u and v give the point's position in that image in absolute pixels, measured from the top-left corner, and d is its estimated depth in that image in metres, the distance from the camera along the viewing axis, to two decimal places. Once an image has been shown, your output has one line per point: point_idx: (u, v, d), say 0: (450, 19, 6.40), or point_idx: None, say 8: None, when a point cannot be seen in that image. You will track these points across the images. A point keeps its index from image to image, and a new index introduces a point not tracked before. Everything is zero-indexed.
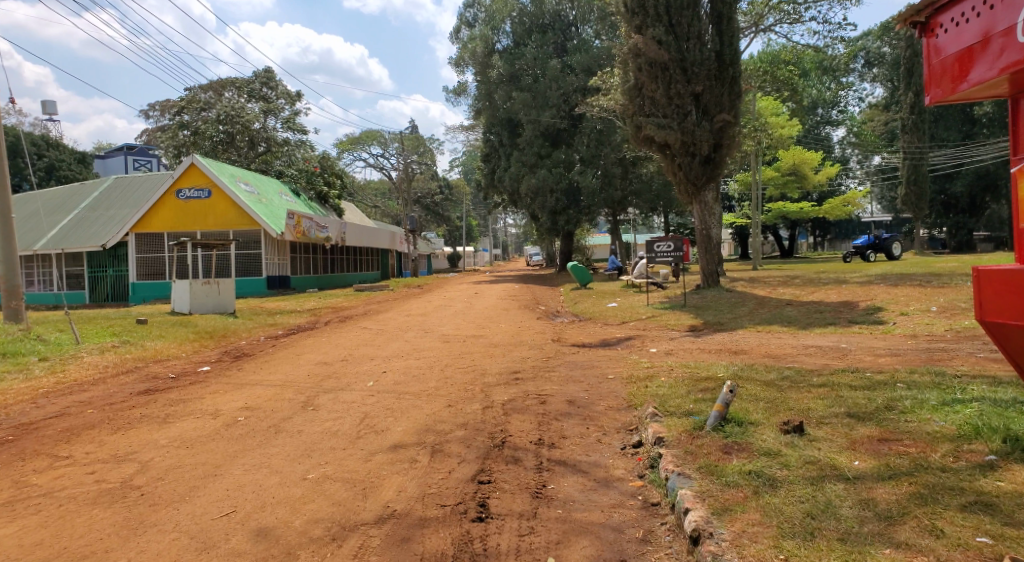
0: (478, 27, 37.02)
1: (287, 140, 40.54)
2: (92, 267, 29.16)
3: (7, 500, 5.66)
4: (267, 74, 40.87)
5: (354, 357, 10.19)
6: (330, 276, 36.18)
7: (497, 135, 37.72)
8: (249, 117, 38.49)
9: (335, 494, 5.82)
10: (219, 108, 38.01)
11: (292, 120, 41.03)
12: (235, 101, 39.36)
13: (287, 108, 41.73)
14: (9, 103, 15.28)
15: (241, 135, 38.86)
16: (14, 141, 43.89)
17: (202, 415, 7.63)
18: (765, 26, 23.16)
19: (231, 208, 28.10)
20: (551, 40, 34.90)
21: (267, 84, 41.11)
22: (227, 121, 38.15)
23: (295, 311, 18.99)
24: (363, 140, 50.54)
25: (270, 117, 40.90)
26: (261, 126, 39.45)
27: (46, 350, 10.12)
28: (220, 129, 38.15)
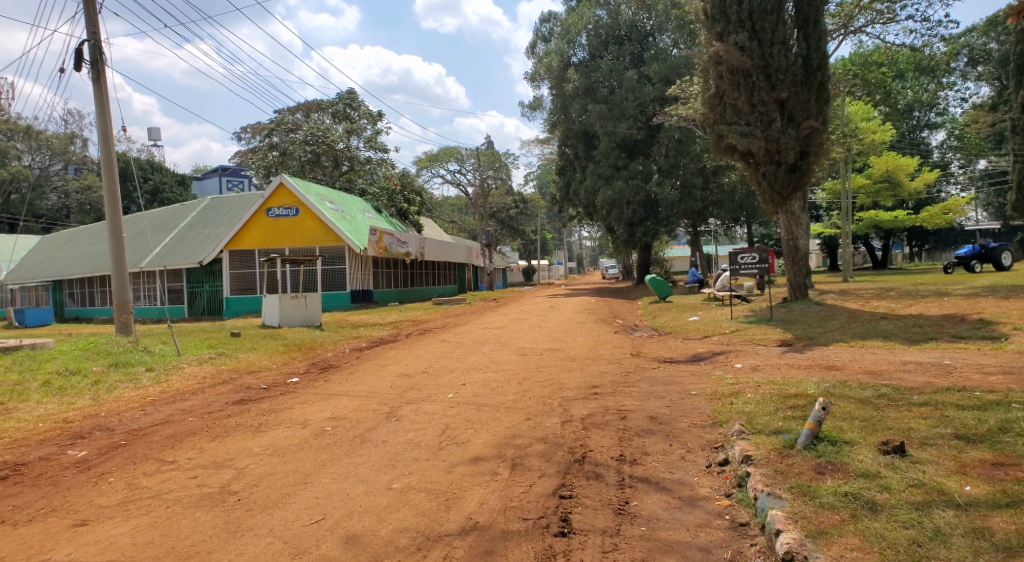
0: (555, 42, 37.24)
1: (370, 158, 41.98)
2: (191, 283, 30.90)
3: (122, 500, 6.08)
4: (350, 95, 42.32)
5: (435, 369, 10.39)
6: (410, 290, 37.03)
7: (572, 148, 37.74)
8: (334, 138, 40.16)
9: (419, 505, 5.91)
10: (306, 129, 39.78)
11: (374, 139, 42.42)
12: (321, 123, 41.18)
13: (369, 127, 43.13)
14: (125, 131, 16.51)
15: (327, 155, 40.55)
16: (123, 166, 47.50)
17: (292, 425, 7.93)
18: (856, 27, 22.26)
19: (317, 225, 29.30)
20: (628, 51, 34.70)
21: (351, 105, 42.56)
22: (314, 141, 39.93)
23: (377, 324, 19.56)
24: (440, 157, 51.70)
25: (353, 137, 42.49)
26: (346, 146, 41.08)
27: (152, 361, 10.81)
28: (308, 149, 39.87)
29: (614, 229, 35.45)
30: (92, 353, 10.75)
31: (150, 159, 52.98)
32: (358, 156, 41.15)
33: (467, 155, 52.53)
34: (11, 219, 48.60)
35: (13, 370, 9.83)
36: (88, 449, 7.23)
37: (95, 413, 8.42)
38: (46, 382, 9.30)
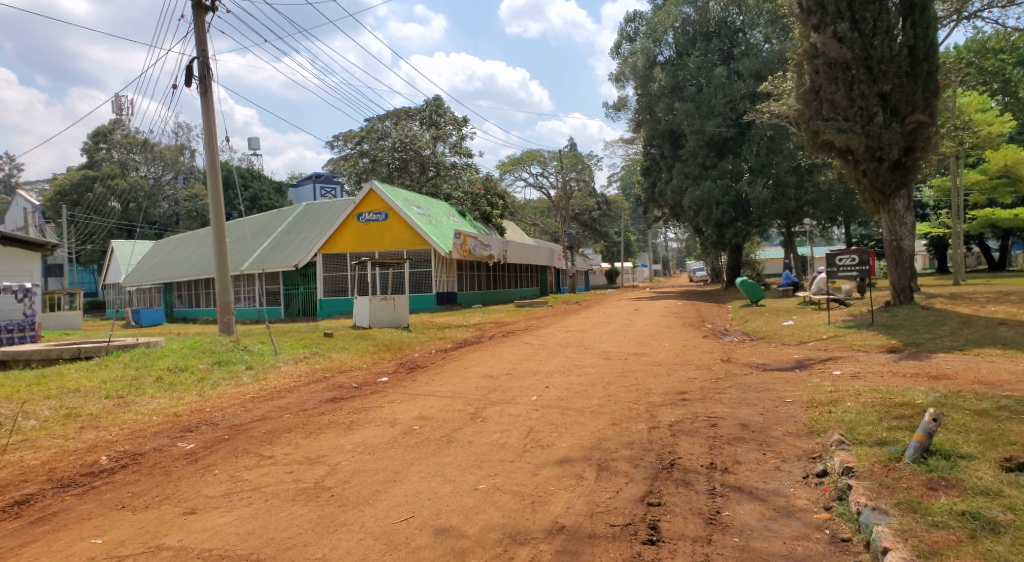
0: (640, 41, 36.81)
1: (454, 163, 42.79)
2: (287, 285, 32.40)
3: (227, 491, 6.43)
4: (436, 102, 43.29)
5: (518, 371, 10.42)
6: (493, 293, 37.49)
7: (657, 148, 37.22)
8: (421, 144, 41.32)
9: (505, 506, 5.93)
10: (394, 136, 41.11)
11: (459, 144, 43.26)
12: (408, 129, 42.48)
13: (455, 133, 43.95)
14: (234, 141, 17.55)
15: (414, 161, 41.73)
16: (226, 175, 50.59)
17: (382, 423, 8.15)
18: (970, 12, 20.84)
19: (405, 229, 30.14)
20: (716, 47, 33.75)
21: (437, 112, 43.44)
22: (402, 148, 41.21)
23: (461, 325, 19.88)
24: (523, 161, 52.12)
25: (439, 143, 43.42)
26: (432, 152, 42.15)
27: (252, 360, 11.39)
28: (396, 156, 41.24)
29: (702, 230, 34.72)
30: (199, 351, 11.46)
31: (251, 168, 56.15)
32: (443, 162, 42.15)
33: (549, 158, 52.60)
34: (129, 226, 52.43)
35: (130, 366, 10.60)
36: (196, 442, 7.67)
37: (202, 407, 8.95)
38: (159, 378, 9.97)
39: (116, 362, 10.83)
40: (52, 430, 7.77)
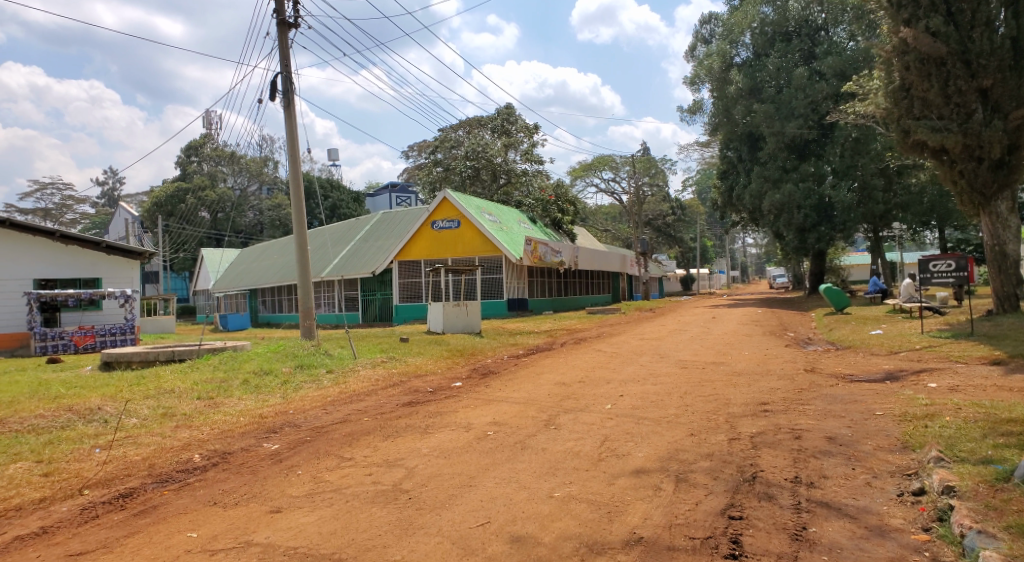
0: (716, 43, 36.22)
1: (526, 171, 43.16)
2: (365, 291, 32.99)
3: (309, 491, 6.63)
4: (508, 110, 43.79)
5: (592, 379, 10.33)
6: (564, 300, 37.47)
7: (734, 151, 36.72)
8: (493, 152, 41.87)
9: (581, 515, 5.88)
10: (467, 145, 41.93)
11: (530, 151, 43.52)
12: (480, 138, 43.18)
13: (526, 140, 44.29)
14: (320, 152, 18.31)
15: (485, 169, 42.34)
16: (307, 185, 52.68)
17: (457, 428, 8.24)
18: None
19: (477, 237, 30.60)
20: (797, 47, 32.65)
21: (508, 120, 43.97)
22: (474, 156, 41.92)
23: (533, 332, 19.92)
24: (594, 167, 51.89)
25: (511, 150, 43.80)
26: (503, 160, 42.65)
27: (332, 363, 11.75)
28: (468, 164, 42.03)
29: (783, 235, 33.76)
30: (282, 355, 11.92)
31: (329, 178, 58.20)
32: (514, 169, 42.58)
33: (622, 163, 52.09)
34: (218, 234, 55.03)
35: (220, 368, 11.14)
36: (280, 443, 7.96)
37: (286, 409, 9.29)
38: (245, 380, 10.41)
39: (207, 365, 11.38)
40: (151, 428, 8.24)
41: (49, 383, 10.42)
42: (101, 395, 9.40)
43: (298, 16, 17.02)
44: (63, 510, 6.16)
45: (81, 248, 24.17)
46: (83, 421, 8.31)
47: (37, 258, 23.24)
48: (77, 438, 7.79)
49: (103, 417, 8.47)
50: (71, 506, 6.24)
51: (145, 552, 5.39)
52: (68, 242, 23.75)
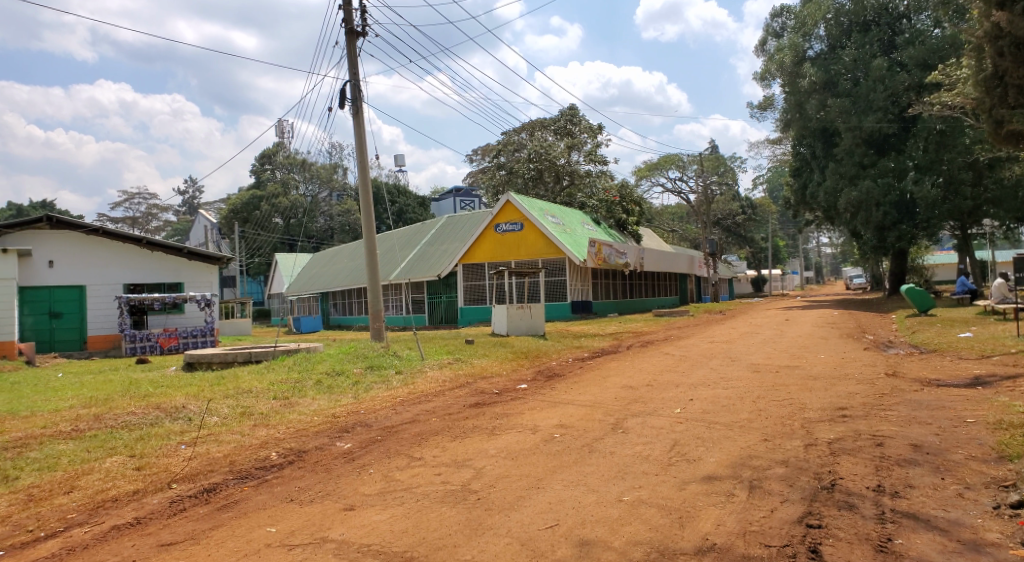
0: (788, 36, 35.04)
1: (589, 172, 43.20)
2: (431, 294, 33.80)
3: (381, 490, 6.78)
4: (571, 111, 43.79)
5: (660, 383, 10.17)
6: (630, 302, 37.18)
7: (808, 147, 35.87)
8: (556, 154, 42.19)
9: (652, 520, 5.81)
10: (530, 147, 42.33)
11: (594, 152, 43.38)
12: (544, 140, 43.39)
13: (590, 141, 44.23)
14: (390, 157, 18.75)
15: (549, 171, 42.56)
16: (375, 190, 54.17)
17: (524, 429, 8.27)
18: None
19: (540, 239, 30.66)
20: (876, 37, 31.40)
21: (572, 121, 43.91)
22: (537, 159, 42.22)
23: (599, 334, 19.83)
24: (660, 166, 51.29)
25: (574, 151, 43.79)
26: (566, 161, 42.94)
27: (400, 364, 12.00)
28: (531, 167, 42.36)
29: (862, 234, 32.85)
30: (353, 356, 12.27)
31: (396, 183, 59.60)
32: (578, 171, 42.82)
33: (689, 162, 51.22)
34: (292, 240, 56.83)
35: (295, 368, 11.54)
36: (352, 442, 8.17)
37: (357, 409, 9.54)
38: (318, 381, 10.75)
39: (282, 366, 11.81)
40: (232, 425, 8.61)
41: (139, 382, 11.04)
42: (185, 394, 9.87)
43: (366, 25, 17.49)
44: (154, 502, 6.50)
45: (166, 254, 25.42)
46: (170, 418, 8.74)
47: (127, 265, 24.62)
48: (165, 434, 8.20)
49: (188, 415, 8.89)
50: (161, 498, 6.58)
51: (229, 545, 5.61)
52: (154, 249, 25.01)
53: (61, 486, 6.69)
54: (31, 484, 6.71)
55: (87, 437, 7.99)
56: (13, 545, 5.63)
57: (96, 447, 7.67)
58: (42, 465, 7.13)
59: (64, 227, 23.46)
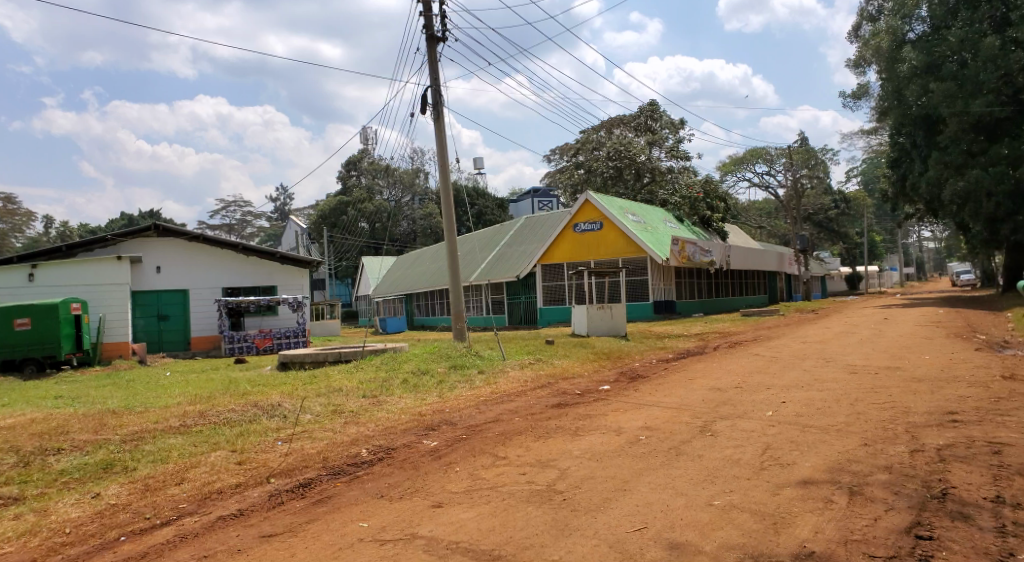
0: (885, 19, 33.32)
1: (671, 168, 42.64)
2: (510, 294, 34.02)
3: (467, 488, 6.87)
4: (652, 108, 43.84)
5: (750, 385, 9.85)
6: (715, 302, 36.23)
7: (908, 137, 33.95)
8: (636, 151, 41.87)
9: (744, 525, 5.62)
10: (609, 146, 42.26)
11: (675, 148, 42.68)
12: (624, 137, 43.48)
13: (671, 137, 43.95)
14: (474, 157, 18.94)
15: (629, 168, 42.24)
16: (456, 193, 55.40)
17: (607, 431, 8.18)
18: None
19: (620, 238, 30.40)
20: (986, 14, 29.01)
21: (652, 117, 44.14)
22: (616, 156, 42.11)
23: (684, 335, 19.42)
24: (746, 160, 49.86)
25: (655, 148, 43.61)
26: (647, 158, 42.45)
27: (482, 364, 12.14)
28: (610, 164, 42.20)
29: (970, 226, 31.64)
30: (437, 356, 12.52)
31: (474, 186, 60.63)
32: (659, 167, 42.32)
33: (777, 155, 49.52)
34: (377, 243, 58.83)
35: (381, 368, 11.89)
36: (439, 439, 8.33)
37: (441, 408, 9.71)
38: (405, 380, 11.02)
39: (370, 365, 12.17)
40: (324, 423, 8.95)
41: (237, 380, 11.63)
42: (280, 392, 10.34)
43: (446, 30, 17.79)
44: (255, 495, 6.82)
45: (260, 259, 26.64)
46: (266, 415, 9.18)
47: (225, 269, 26.01)
48: (263, 431, 8.60)
49: (282, 412, 9.31)
50: (261, 492, 6.90)
51: (324, 538, 5.82)
52: (249, 255, 26.23)
53: (173, 477, 7.14)
54: (147, 475, 7.20)
55: (193, 432, 8.49)
56: (133, 531, 6.04)
57: (202, 442, 8.13)
58: (155, 457, 7.63)
59: (169, 234, 24.96)
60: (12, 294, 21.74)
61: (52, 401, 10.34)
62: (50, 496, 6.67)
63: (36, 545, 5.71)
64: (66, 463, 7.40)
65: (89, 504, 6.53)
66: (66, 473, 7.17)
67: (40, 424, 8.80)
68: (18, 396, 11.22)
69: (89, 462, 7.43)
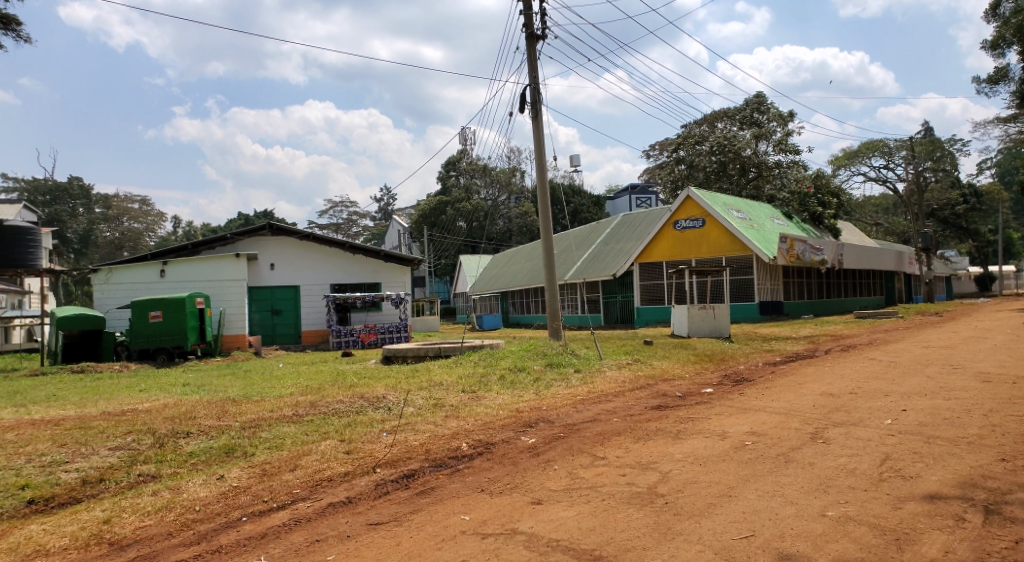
0: None
1: (779, 162, 40.91)
2: (606, 293, 33.87)
3: (566, 486, 6.85)
4: (758, 99, 41.47)
5: (866, 391, 9.32)
6: (826, 303, 34.51)
7: None
8: (740, 145, 40.58)
9: (862, 539, 5.30)
10: (712, 140, 41.42)
11: (784, 141, 40.95)
12: (729, 131, 42.14)
13: (780, 129, 41.64)
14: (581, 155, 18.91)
15: (733, 163, 41.14)
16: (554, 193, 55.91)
17: (711, 435, 7.97)
18: None
19: (723, 235, 29.51)
20: None
21: (759, 110, 41.63)
22: (720, 151, 41.16)
23: (792, 338, 18.59)
24: (861, 152, 47.40)
25: (762, 141, 41.56)
26: (753, 152, 41.01)
27: (579, 363, 12.13)
28: (714, 159, 41.28)
29: None
30: (533, 353, 12.60)
31: (571, 184, 60.92)
32: (766, 162, 40.82)
33: (897, 147, 46.65)
34: (474, 242, 60.08)
35: (480, 363, 12.12)
36: (537, 437, 8.37)
37: (539, 405, 9.77)
38: (502, 376, 11.18)
39: (469, 361, 12.41)
40: (426, 416, 9.20)
41: (345, 373, 12.18)
42: (385, 385, 10.73)
43: (546, 27, 17.83)
44: (362, 484, 7.08)
45: (365, 257, 27.80)
46: (372, 407, 9.54)
47: (333, 267, 27.28)
48: (369, 422, 8.95)
49: (387, 405, 9.64)
50: (367, 481, 7.16)
51: (428, 529, 5.97)
52: (356, 252, 27.42)
53: (287, 463, 7.55)
54: (264, 460, 7.64)
55: (305, 421, 8.94)
56: (253, 512, 6.41)
57: (313, 431, 8.56)
58: (271, 444, 8.09)
59: (282, 234, 26.46)
60: (146, 289, 23.75)
61: (181, 388, 11.23)
62: (182, 476, 7.21)
63: (171, 519, 6.18)
64: (194, 446, 7.97)
65: (215, 485, 7.00)
66: (194, 455, 7.72)
67: (172, 409, 9.54)
68: (154, 383, 12.23)
69: (214, 446, 7.98)
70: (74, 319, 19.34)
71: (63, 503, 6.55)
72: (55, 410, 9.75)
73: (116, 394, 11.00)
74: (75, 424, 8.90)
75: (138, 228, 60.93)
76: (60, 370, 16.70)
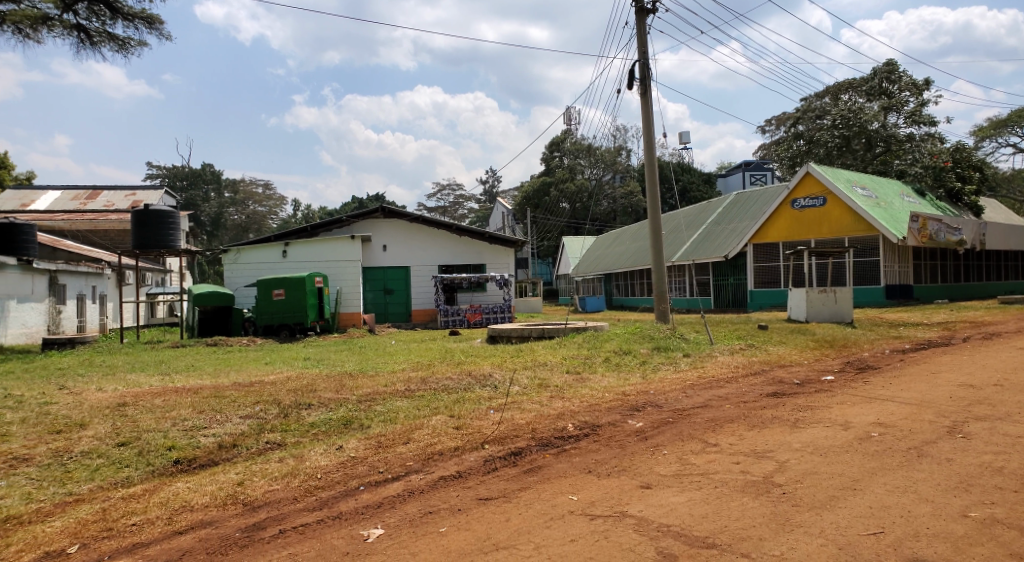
0: None
1: (911, 135, 37.82)
2: (717, 276, 32.88)
3: (676, 472, 6.70)
4: (889, 68, 39.04)
5: (1014, 384, 8.52)
6: (964, 287, 31.92)
7: None
8: (867, 117, 37.74)
9: (1012, 544, 4.85)
10: (835, 113, 38.91)
11: (918, 112, 37.99)
12: (854, 104, 39.51)
13: (913, 100, 38.73)
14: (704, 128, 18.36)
15: (858, 138, 38.33)
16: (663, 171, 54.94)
17: (832, 425, 7.57)
18: None
19: (847, 214, 27.79)
20: None
21: (889, 78, 39.19)
22: (844, 124, 38.60)
23: (924, 324, 17.31)
24: (1010, 122, 43.13)
25: (891, 113, 38.84)
26: (880, 125, 37.88)
27: (688, 348, 11.86)
28: (836, 134, 38.77)
29: None
30: (639, 336, 12.43)
31: (680, 162, 59.42)
32: (896, 135, 37.40)
33: None
34: (577, 224, 60.02)
35: (585, 345, 12.10)
36: (645, 421, 8.25)
37: (647, 388, 9.62)
38: (607, 358, 11.14)
39: (573, 343, 12.43)
40: (532, 395, 9.29)
41: (453, 350, 12.53)
42: (491, 363, 10.98)
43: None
44: (471, 459, 7.25)
45: (472, 239, 28.33)
46: (480, 384, 9.76)
47: (439, 247, 27.97)
48: (477, 399, 9.15)
49: (494, 382, 9.82)
50: (476, 456, 7.32)
51: (536, 507, 6.03)
52: (462, 234, 27.96)
53: (401, 436, 7.85)
54: (380, 432, 7.98)
55: (416, 396, 9.28)
56: (369, 482, 6.70)
57: (424, 406, 8.87)
58: (386, 417, 8.45)
59: (394, 217, 27.42)
60: (270, 269, 25.44)
61: (303, 362, 11.96)
62: (304, 444, 7.66)
63: (296, 485, 6.57)
64: (315, 417, 8.46)
65: (335, 454, 7.39)
66: (315, 426, 8.18)
67: (295, 381, 10.14)
68: (279, 356, 13.11)
69: (333, 418, 8.42)
70: (207, 296, 21.05)
71: (203, 464, 7.13)
72: (194, 379, 10.63)
73: (245, 365, 11.86)
74: (211, 393, 9.64)
75: (261, 211, 64.39)
76: (196, 343, 18.19)
